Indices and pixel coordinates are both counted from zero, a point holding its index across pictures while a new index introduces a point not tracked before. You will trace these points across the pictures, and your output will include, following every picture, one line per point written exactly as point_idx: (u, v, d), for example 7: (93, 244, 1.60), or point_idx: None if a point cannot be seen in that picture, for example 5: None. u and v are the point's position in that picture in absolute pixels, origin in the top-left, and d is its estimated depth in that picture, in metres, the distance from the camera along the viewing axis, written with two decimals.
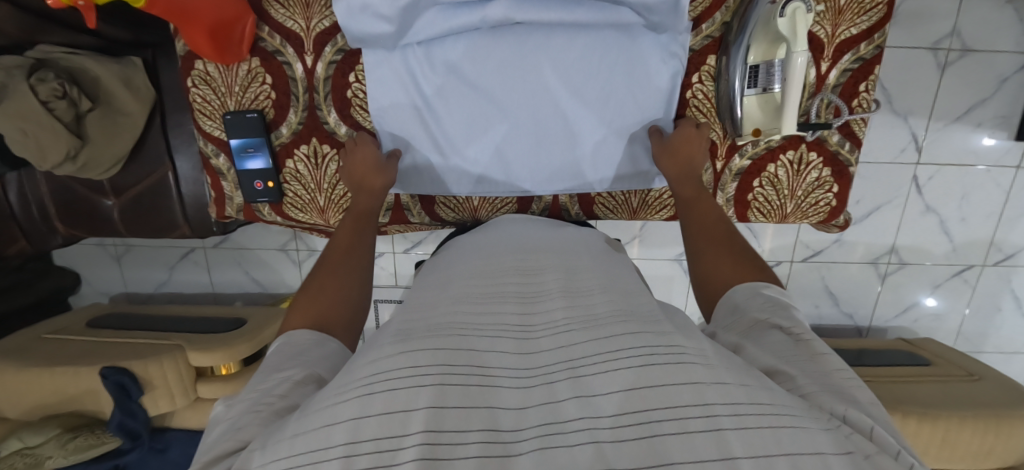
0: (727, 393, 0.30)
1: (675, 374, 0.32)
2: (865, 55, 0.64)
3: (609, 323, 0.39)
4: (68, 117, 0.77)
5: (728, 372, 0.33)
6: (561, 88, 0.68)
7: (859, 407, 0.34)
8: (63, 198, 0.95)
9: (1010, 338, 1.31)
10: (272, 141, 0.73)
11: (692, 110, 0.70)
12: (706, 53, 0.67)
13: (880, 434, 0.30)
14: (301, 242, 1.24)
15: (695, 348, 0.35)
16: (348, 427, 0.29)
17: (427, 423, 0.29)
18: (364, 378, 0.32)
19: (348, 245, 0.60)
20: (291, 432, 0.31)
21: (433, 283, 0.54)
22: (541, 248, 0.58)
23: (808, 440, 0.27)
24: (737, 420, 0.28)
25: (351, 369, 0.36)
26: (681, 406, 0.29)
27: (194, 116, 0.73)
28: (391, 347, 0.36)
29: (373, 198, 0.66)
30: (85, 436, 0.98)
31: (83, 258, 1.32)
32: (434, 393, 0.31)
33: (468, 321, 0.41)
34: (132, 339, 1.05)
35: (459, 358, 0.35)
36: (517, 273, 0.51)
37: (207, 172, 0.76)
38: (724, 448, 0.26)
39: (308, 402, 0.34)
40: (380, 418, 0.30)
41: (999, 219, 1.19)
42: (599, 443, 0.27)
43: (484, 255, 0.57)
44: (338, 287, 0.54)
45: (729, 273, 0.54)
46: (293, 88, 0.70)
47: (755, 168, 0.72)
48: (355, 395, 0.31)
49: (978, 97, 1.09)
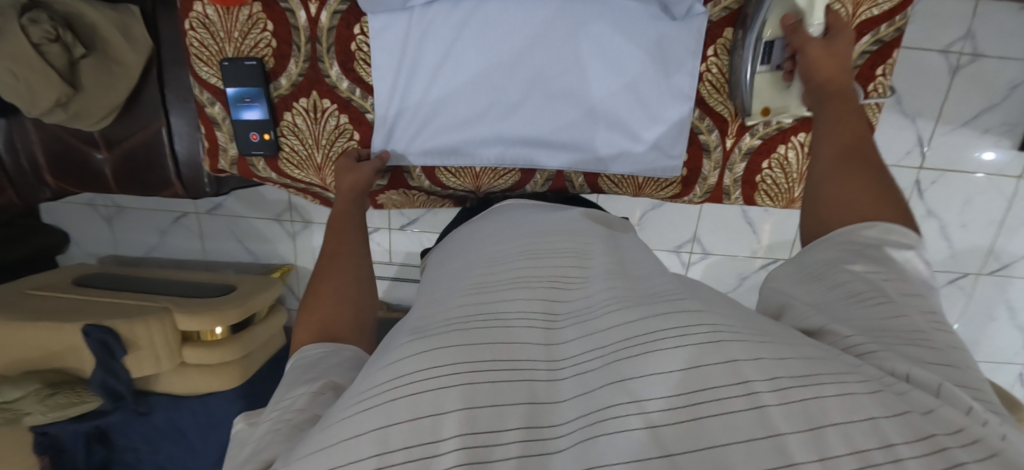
0: (767, 367, 0.28)
1: (710, 355, 0.28)
2: (885, 38, 0.62)
3: (625, 308, 0.35)
4: (60, 62, 0.74)
5: (770, 343, 0.31)
6: (581, 59, 0.66)
7: (928, 363, 0.32)
8: (54, 150, 0.92)
9: (999, 348, 1.32)
10: (270, 92, 0.71)
11: (705, 84, 0.69)
12: (723, 25, 0.65)
13: (948, 391, 0.29)
14: (297, 214, 1.22)
15: (724, 324, 0.32)
16: (376, 439, 0.27)
17: (461, 426, 0.27)
18: (383, 383, 0.30)
19: (333, 250, 0.59)
20: (315, 447, 0.29)
21: (441, 277, 0.52)
22: (556, 230, 0.53)
23: (859, 403, 0.26)
24: (782, 395, 0.26)
25: (372, 369, 0.34)
26: (723, 386, 0.27)
27: (191, 61, 0.71)
28: (409, 344, 0.33)
29: (349, 201, 0.67)
30: (65, 393, 0.94)
31: (71, 217, 1.29)
32: (462, 392, 0.29)
33: (479, 309, 0.39)
34: (119, 300, 1.03)
35: (483, 352, 0.32)
36: (528, 253, 0.48)
37: (202, 121, 0.74)
38: (769, 425, 0.25)
39: (330, 411, 0.32)
40: (408, 426, 0.28)
41: (999, 227, 1.18)
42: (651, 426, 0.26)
43: (494, 241, 0.54)
44: (333, 292, 0.54)
45: (856, 201, 0.46)
46: (296, 38, 0.68)
47: (765, 149, 0.71)
48: (377, 403, 0.29)
49: (987, 102, 1.08)
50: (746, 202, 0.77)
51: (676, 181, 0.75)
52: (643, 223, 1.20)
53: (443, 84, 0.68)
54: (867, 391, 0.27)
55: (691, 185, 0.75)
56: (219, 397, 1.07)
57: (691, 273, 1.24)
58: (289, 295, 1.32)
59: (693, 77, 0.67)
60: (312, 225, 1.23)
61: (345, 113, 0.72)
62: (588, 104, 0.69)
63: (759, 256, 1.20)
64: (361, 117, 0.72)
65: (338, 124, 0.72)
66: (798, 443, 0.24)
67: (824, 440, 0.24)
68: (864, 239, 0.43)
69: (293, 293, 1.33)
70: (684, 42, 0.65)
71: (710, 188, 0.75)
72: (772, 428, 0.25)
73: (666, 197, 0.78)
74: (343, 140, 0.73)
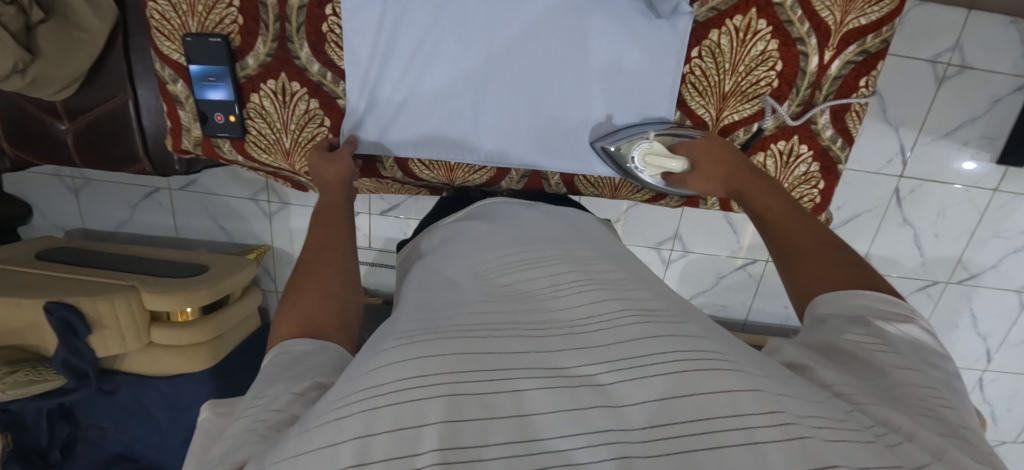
0: (766, 399, 0.29)
1: (708, 380, 0.31)
2: (871, 48, 0.60)
3: (636, 322, 0.38)
4: (16, 26, 0.71)
5: (764, 378, 0.33)
6: (555, 59, 0.64)
7: (935, 426, 0.31)
8: (11, 117, 0.86)
9: (962, 354, 1.37)
10: (237, 71, 0.68)
11: (688, 87, 0.65)
12: (710, 26, 0.61)
13: (951, 456, 0.28)
14: (274, 194, 1.19)
15: (723, 352, 0.35)
16: (355, 447, 0.27)
17: (440, 440, 0.27)
18: (367, 391, 0.30)
19: (319, 242, 0.58)
20: (291, 453, 0.29)
21: (431, 284, 0.52)
22: (543, 236, 0.57)
23: (851, 451, 0.27)
24: (780, 431, 0.27)
25: (354, 375, 0.34)
26: (714, 416, 0.29)
27: (151, 33, 0.67)
28: (397, 349, 0.34)
29: (337, 193, 0.66)
30: (24, 371, 0.90)
31: (35, 187, 1.24)
32: (446, 405, 0.29)
33: (473, 319, 0.39)
34: (80, 276, 0.99)
35: (472, 362, 0.33)
36: (537, 273, 0.48)
37: (163, 98, 0.70)
38: (762, 460, 0.26)
39: (310, 417, 0.32)
40: (390, 437, 0.28)
41: (970, 238, 1.21)
42: (628, 458, 0.27)
43: (487, 247, 0.55)
44: (318, 288, 0.52)
45: (828, 275, 0.47)
46: (263, 15, 0.64)
47: (744, 155, 0.67)
48: (360, 410, 0.29)
49: (969, 115, 1.09)
50: None
51: None
52: (625, 219, 1.19)
53: (426, 80, 0.67)
54: (864, 442, 0.28)
55: None
56: (188, 380, 1.05)
57: (671, 270, 1.25)
58: (265, 276, 1.30)
59: (674, 78, 0.64)
60: (289, 207, 1.21)
61: (315, 97, 0.69)
62: (563, 107, 0.67)
63: (738, 256, 1.22)
64: (332, 102, 0.69)
65: (307, 109, 0.69)
66: None
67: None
68: (855, 312, 0.43)
69: (268, 274, 1.30)
70: (665, 43, 0.62)
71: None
72: (764, 463, 0.25)
73: (642, 201, 0.78)
74: (314, 125, 0.70)
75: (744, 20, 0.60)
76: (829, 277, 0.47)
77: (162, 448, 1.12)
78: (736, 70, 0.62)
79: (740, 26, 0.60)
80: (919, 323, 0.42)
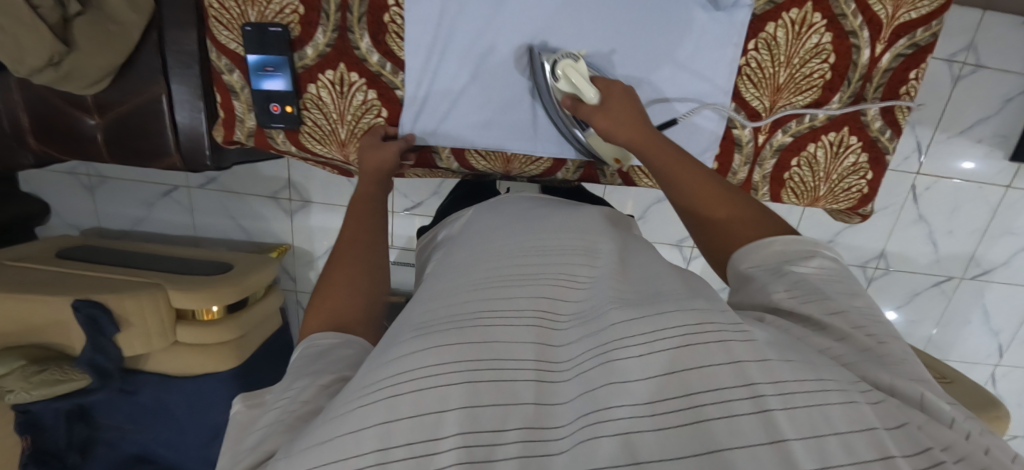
0: (770, 368, 0.29)
1: (716, 353, 0.30)
2: (921, 42, 0.61)
3: (654, 300, 0.35)
4: (53, 18, 0.70)
5: (770, 345, 0.32)
6: (617, 51, 0.65)
7: (907, 375, 0.34)
8: (38, 112, 0.85)
9: (974, 349, 1.39)
10: (294, 61, 0.67)
11: (744, 79, 0.65)
12: (768, 19, 0.61)
13: (931, 402, 0.31)
14: (295, 192, 1.18)
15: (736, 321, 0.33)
16: (377, 434, 0.29)
17: (461, 424, 0.29)
18: (386, 380, 0.31)
19: (350, 237, 0.58)
20: (318, 439, 0.30)
21: (448, 264, 0.50)
22: (547, 213, 0.55)
23: (865, 414, 0.27)
24: (788, 400, 0.27)
25: (370, 365, 0.35)
26: (726, 388, 0.29)
27: (208, 23, 0.66)
28: (411, 341, 0.34)
29: (373, 185, 0.66)
30: (51, 370, 0.88)
31: (50, 186, 1.22)
32: (466, 391, 0.31)
33: (470, 298, 0.39)
34: (104, 274, 0.97)
35: (485, 351, 0.33)
36: (552, 244, 0.46)
37: (218, 89, 0.69)
38: (774, 431, 0.26)
39: (332, 406, 0.33)
40: (410, 422, 0.30)
41: (983, 235, 1.24)
42: (631, 434, 0.28)
43: (500, 226, 0.53)
44: (346, 283, 0.53)
45: (739, 230, 0.50)
46: (324, 5, 0.64)
47: (795, 146, 0.68)
48: (382, 398, 0.31)
49: (983, 113, 1.11)
50: (773, 200, 0.73)
51: None
52: (647, 216, 1.20)
53: (484, 70, 0.67)
54: (869, 402, 0.28)
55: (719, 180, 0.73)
56: (212, 379, 1.03)
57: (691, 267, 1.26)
58: (284, 275, 1.29)
59: (733, 70, 0.64)
60: (310, 205, 1.20)
61: (373, 88, 0.68)
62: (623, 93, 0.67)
63: None
64: (390, 94, 0.69)
65: (364, 100, 0.69)
66: (804, 453, 0.25)
67: (825, 447, 0.25)
68: (777, 262, 0.45)
69: (287, 274, 1.29)
70: (725, 35, 0.63)
71: (739, 183, 0.72)
72: (777, 434, 0.26)
73: None
74: (370, 117, 0.70)
75: (800, 13, 0.60)
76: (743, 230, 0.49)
77: (182, 450, 1.10)
78: (792, 62, 0.63)
79: (796, 19, 0.61)
80: (823, 254, 0.45)
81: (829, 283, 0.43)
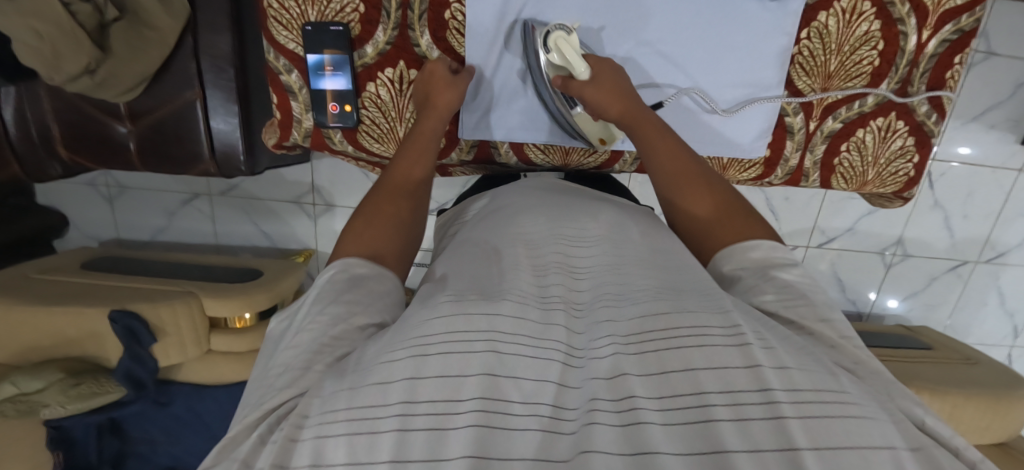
0: (788, 376, 0.29)
1: (732, 356, 0.30)
2: (965, 27, 0.62)
3: (680, 298, 0.36)
4: (91, 24, 0.70)
5: (789, 355, 0.32)
6: (672, 45, 0.66)
7: (906, 392, 0.36)
8: (69, 121, 0.84)
9: (990, 331, 1.41)
10: (354, 60, 0.68)
11: (796, 68, 0.67)
12: (820, 8, 0.63)
13: (930, 425, 0.33)
14: (319, 196, 1.17)
15: (760, 333, 0.33)
16: (404, 387, 0.30)
17: (481, 393, 0.30)
18: (412, 343, 0.32)
19: (405, 172, 0.58)
20: (348, 385, 0.32)
21: (471, 241, 0.50)
22: (569, 200, 0.55)
23: (881, 433, 0.26)
24: (802, 410, 0.27)
25: (403, 322, 0.36)
26: (739, 391, 0.29)
27: (265, 24, 0.66)
28: (446, 304, 0.35)
29: (441, 121, 0.64)
30: (87, 383, 0.87)
31: (68, 197, 1.21)
32: (487, 360, 0.31)
33: (486, 284, 0.39)
34: (135, 284, 0.96)
35: (507, 325, 0.33)
36: (577, 235, 0.47)
37: (274, 90, 0.69)
38: (786, 437, 0.25)
39: (364, 353, 0.35)
40: (436, 382, 0.31)
41: (997, 219, 1.26)
42: (643, 424, 0.28)
43: (527, 209, 0.52)
44: (393, 215, 0.52)
45: (716, 224, 0.50)
46: (386, 3, 0.65)
47: (845, 132, 0.69)
48: (409, 354, 0.32)
49: (995, 99, 1.14)
50: (821, 186, 0.75)
51: (759, 162, 0.73)
52: None
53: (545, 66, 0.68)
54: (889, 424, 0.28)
55: (772, 167, 0.73)
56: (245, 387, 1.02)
57: None
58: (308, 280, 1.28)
59: (786, 58, 0.66)
60: (335, 209, 1.19)
61: None
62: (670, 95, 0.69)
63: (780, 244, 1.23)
64: None
65: None
66: (814, 461, 0.24)
67: (839, 460, 0.24)
68: (761, 266, 0.45)
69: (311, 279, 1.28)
70: (778, 25, 0.64)
71: (791, 170, 0.73)
72: (789, 441, 0.25)
73: (748, 179, 0.75)
74: None
75: (850, 2, 0.62)
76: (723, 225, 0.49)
77: None
78: (842, 50, 0.65)
79: (847, 7, 0.62)
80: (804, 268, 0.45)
81: (828, 298, 0.43)
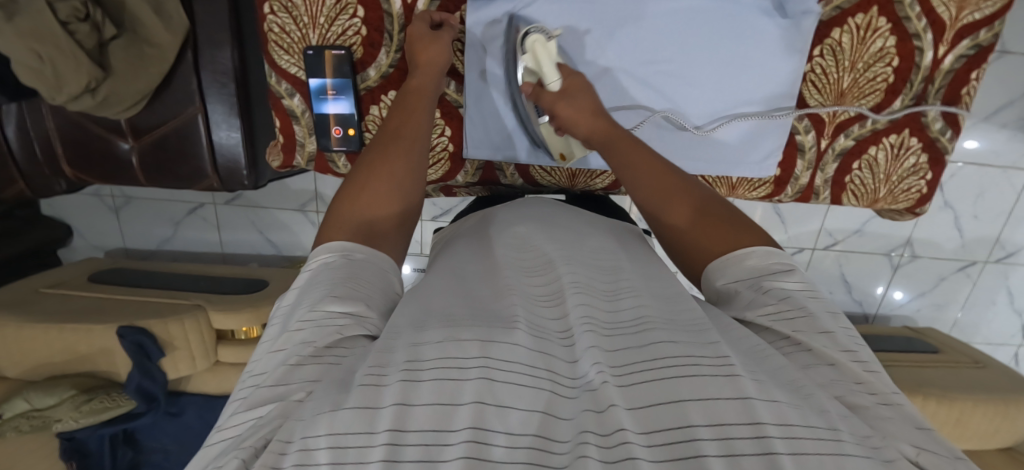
0: (778, 409, 0.27)
1: (720, 388, 0.29)
2: (983, 42, 0.61)
3: (659, 330, 0.35)
4: (90, 43, 0.69)
5: (779, 388, 0.30)
6: (679, 65, 0.65)
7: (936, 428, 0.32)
8: (71, 138, 0.84)
9: (998, 330, 1.40)
10: (357, 83, 0.67)
11: (807, 85, 0.66)
12: (832, 25, 0.62)
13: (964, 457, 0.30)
14: (322, 204, 1.16)
15: (749, 369, 0.32)
16: (394, 414, 0.27)
17: (473, 420, 0.27)
18: (403, 364, 0.30)
19: (395, 129, 0.54)
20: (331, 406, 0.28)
21: (457, 264, 0.49)
22: (565, 225, 0.54)
23: None
24: (792, 445, 0.25)
25: (392, 344, 0.33)
26: (727, 425, 0.27)
27: (267, 48, 0.66)
28: (435, 331, 0.34)
29: (432, 77, 0.59)
30: (99, 398, 0.89)
31: (75, 209, 1.21)
32: (480, 384, 0.29)
33: (479, 312, 0.37)
34: (145, 297, 0.97)
35: (495, 347, 0.31)
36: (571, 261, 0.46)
37: (277, 113, 0.69)
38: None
39: (354, 373, 0.32)
40: (429, 409, 0.28)
41: (1008, 218, 1.24)
42: (637, 459, 0.24)
43: (513, 240, 0.52)
44: (388, 176, 0.50)
45: (711, 245, 0.47)
46: (388, 25, 0.64)
47: (857, 149, 0.69)
48: (399, 379, 0.29)
49: (1008, 98, 1.11)
50: (832, 202, 0.74)
51: (769, 181, 0.73)
52: None
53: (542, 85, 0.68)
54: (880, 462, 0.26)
55: (782, 185, 0.73)
56: None
57: None
58: None
59: (798, 76, 0.65)
60: None
61: None
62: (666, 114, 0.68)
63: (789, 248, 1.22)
64: (454, 112, 0.72)
65: None
66: None
67: None
68: (754, 277, 0.43)
69: None
70: (789, 42, 0.63)
71: (801, 188, 0.72)
72: None
73: (758, 198, 0.76)
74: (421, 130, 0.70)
75: (865, 18, 0.61)
76: (718, 242, 0.47)
77: None
78: (855, 67, 0.64)
79: (861, 24, 0.61)
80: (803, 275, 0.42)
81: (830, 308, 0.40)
